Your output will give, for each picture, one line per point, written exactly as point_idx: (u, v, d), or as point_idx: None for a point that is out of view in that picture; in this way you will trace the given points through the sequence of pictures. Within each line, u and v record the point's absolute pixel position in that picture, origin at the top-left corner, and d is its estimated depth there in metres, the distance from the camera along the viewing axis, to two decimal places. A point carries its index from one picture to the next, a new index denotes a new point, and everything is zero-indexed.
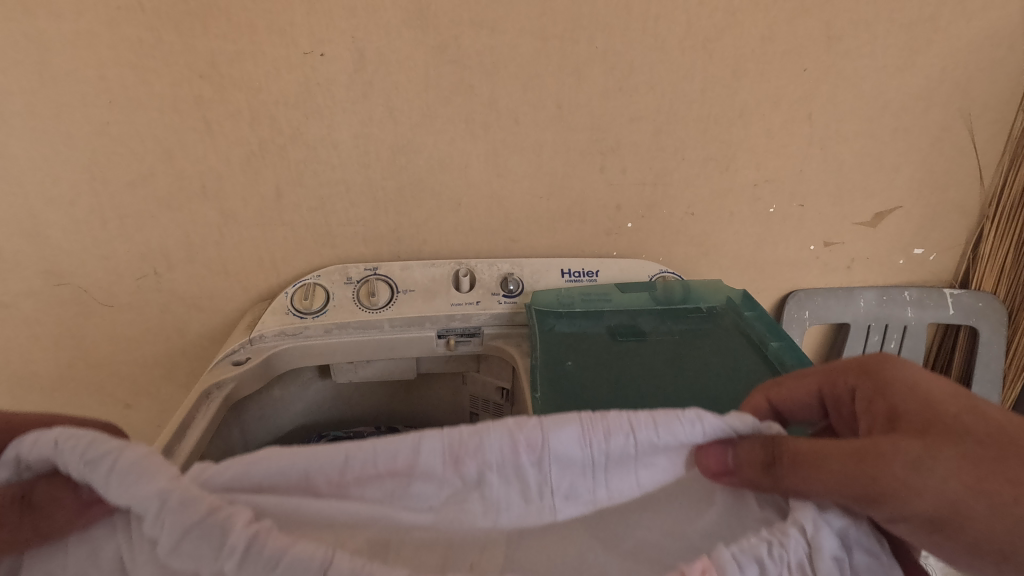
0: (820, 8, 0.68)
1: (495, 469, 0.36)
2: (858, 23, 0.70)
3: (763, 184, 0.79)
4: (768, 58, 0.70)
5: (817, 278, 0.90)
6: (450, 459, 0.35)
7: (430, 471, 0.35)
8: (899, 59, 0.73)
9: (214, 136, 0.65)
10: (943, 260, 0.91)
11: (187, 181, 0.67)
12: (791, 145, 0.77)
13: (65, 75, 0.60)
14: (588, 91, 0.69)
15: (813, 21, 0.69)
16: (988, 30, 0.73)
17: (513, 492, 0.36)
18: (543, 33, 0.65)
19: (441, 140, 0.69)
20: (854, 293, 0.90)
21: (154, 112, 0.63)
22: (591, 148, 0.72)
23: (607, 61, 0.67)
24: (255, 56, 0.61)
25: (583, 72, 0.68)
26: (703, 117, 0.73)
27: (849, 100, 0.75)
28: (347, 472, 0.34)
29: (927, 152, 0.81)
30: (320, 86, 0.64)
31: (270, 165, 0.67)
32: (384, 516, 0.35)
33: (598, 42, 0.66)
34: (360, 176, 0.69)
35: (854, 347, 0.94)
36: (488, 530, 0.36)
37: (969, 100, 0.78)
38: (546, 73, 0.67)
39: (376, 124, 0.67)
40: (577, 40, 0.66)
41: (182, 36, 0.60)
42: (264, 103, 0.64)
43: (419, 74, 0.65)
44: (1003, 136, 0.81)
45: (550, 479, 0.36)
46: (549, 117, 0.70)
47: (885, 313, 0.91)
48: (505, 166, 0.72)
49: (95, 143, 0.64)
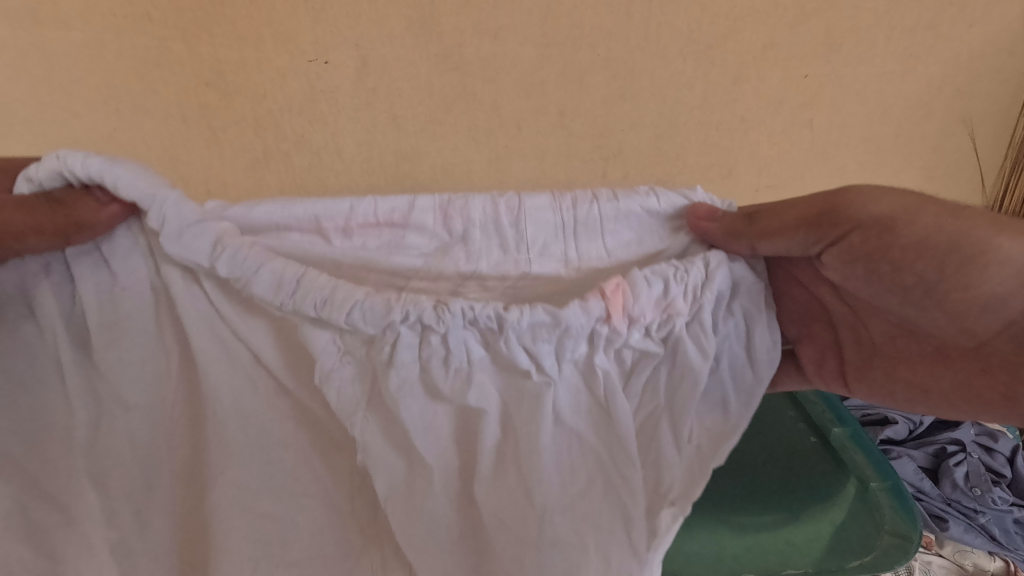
0: (820, 15, 0.68)
1: (479, 226, 0.43)
2: (859, 30, 0.70)
3: (765, 191, 0.79)
4: (768, 65, 0.70)
5: None
6: (514, 223, 0.44)
7: (462, 237, 0.43)
8: (900, 66, 0.74)
9: (219, 143, 0.65)
10: None
11: (192, 187, 0.67)
12: (792, 151, 0.77)
13: (72, 83, 0.61)
14: (590, 98, 0.69)
15: (813, 28, 0.69)
16: (989, 36, 0.74)
17: (534, 251, 0.44)
18: (545, 40, 0.65)
19: (444, 146, 0.69)
20: None
21: (160, 119, 0.63)
22: (593, 155, 0.73)
23: (609, 68, 0.68)
24: (259, 63, 0.62)
25: (585, 79, 0.68)
26: (704, 124, 0.73)
27: (850, 106, 0.75)
28: (353, 210, 0.42)
29: (928, 158, 0.81)
30: (325, 94, 0.64)
31: (275, 172, 0.68)
32: (380, 259, 0.43)
33: (600, 49, 0.66)
34: (363, 182, 0.70)
35: None
36: (468, 274, 0.43)
37: (969, 107, 0.78)
38: (549, 80, 0.67)
39: (379, 130, 0.67)
40: (579, 47, 0.66)
41: (188, 44, 0.60)
42: (269, 110, 0.64)
43: (423, 80, 0.65)
44: (1004, 143, 0.82)
45: (525, 235, 0.44)
46: (551, 123, 0.70)
47: None
48: (508, 173, 0.72)
49: (102, 149, 0.64)
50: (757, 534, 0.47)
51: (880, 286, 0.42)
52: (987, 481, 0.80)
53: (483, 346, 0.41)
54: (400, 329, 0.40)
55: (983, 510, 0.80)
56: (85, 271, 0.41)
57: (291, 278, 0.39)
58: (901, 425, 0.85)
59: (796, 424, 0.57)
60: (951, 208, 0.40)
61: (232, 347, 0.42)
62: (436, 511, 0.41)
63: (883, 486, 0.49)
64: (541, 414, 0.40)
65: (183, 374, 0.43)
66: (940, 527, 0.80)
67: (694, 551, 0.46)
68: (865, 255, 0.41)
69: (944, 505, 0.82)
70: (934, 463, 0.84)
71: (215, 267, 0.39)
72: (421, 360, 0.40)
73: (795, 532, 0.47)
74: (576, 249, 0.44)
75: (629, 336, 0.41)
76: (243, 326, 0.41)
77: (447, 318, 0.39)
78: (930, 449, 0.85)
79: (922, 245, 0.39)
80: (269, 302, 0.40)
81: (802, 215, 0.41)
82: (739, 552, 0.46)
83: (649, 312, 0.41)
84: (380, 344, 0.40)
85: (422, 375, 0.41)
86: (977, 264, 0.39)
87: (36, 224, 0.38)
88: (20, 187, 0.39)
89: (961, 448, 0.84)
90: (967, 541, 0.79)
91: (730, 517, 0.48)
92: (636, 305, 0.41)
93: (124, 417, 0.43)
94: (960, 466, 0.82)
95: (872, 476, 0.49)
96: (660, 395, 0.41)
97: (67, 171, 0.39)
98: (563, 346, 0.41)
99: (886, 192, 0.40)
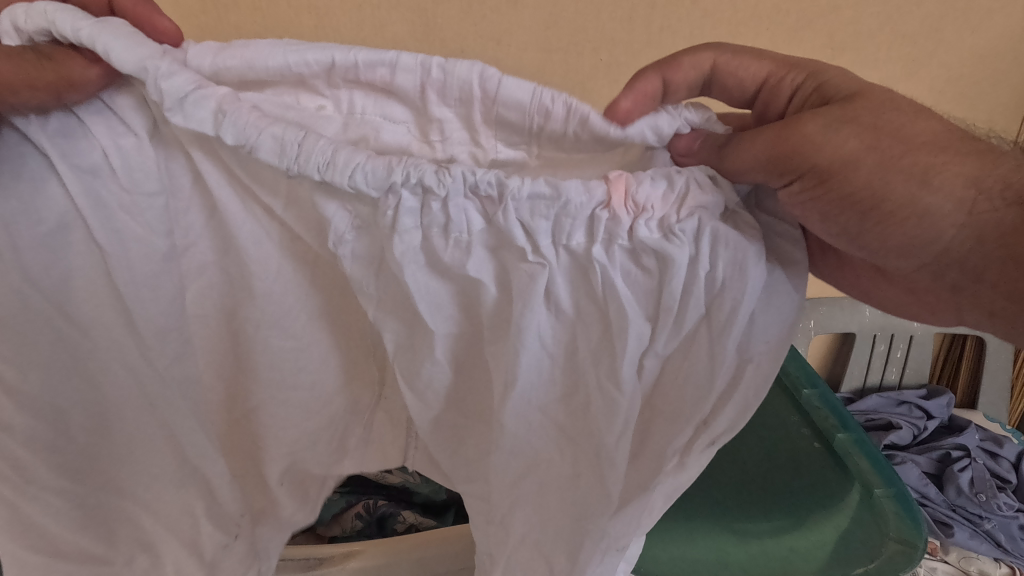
0: (824, 20, 0.68)
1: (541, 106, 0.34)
2: (862, 36, 0.70)
3: None
4: None
5: (821, 287, 0.90)
6: (489, 117, 0.35)
7: (443, 121, 0.35)
8: (902, 72, 0.74)
9: None
10: None
11: None
12: None
13: None
14: (593, 102, 0.70)
15: (816, 33, 0.69)
16: (992, 41, 0.74)
17: (499, 135, 0.35)
18: (548, 45, 0.65)
19: None
20: (859, 303, 0.90)
21: None
22: None
23: (610, 72, 0.68)
24: None
25: (587, 84, 0.68)
26: None
27: None
28: (338, 60, 0.32)
29: None
30: None
31: None
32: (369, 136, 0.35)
33: (602, 54, 0.66)
34: None
35: (860, 357, 0.93)
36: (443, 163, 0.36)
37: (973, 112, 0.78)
38: (551, 85, 0.68)
39: None
40: (582, 52, 0.66)
41: None
42: None
43: None
44: None
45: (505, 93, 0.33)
46: None
47: (891, 323, 0.91)
48: None
49: None
50: (761, 541, 0.47)
51: (826, 229, 0.33)
52: (992, 487, 0.80)
53: (485, 217, 0.32)
54: (403, 192, 0.31)
55: (988, 516, 0.80)
56: (95, 127, 0.32)
57: (292, 139, 0.30)
58: (905, 431, 0.87)
59: (799, 429, 0.56)
60: (907, 156, 0.31)
61: (236, 217, 0.34)
62: (437, 385, 0.37)
63: (887, 492, 0.47)
64: (529, 300, 0.33)
65: (206, 271, 0.36)
66: (945, 533, 0.79)
67: (698, 559, 0.46)
68: (815, 200, 0.32)
69: (950, 511, 0.81)
70: (939, 468, 0.84)
71: (221, 138, 0.30)
72: (424, 227, 0.32)
73: (801, 540, 0.47)
74: (544, 140, 0.35)
75: (637, 233, 0.32)
76: (256, 186, 0.33)
77: (449, 182, 0.31)
78: (935, 454, 0.85)
79: (869, 196, 0.31)
80: (274, 164, 0.30)
81: (756, 158, 0.32)
82: (744, 560, 0.46)
83: (658, 203, 0.33)
84: (387, 204, 0.31)
85: (425, 243, 0.33)
86: (929, 215, 0.31)
87: (24, 78, 0.29)
88: (6, 35, 0.30)
89: (966, 453, 0.84)
90: (973, 547, 0.78)
91: (735, 525, 0.48)
92: (640, 191, 0.32)
93: (139, 326, 0.35)
94: (965, 472, 0.81)
95: (875, 482, 0.48)
96: (696, 287, 0.33)
97: (55, 27, 0.29)
98: (561, 228, 0.32)
99: (852, 132, 0.31)
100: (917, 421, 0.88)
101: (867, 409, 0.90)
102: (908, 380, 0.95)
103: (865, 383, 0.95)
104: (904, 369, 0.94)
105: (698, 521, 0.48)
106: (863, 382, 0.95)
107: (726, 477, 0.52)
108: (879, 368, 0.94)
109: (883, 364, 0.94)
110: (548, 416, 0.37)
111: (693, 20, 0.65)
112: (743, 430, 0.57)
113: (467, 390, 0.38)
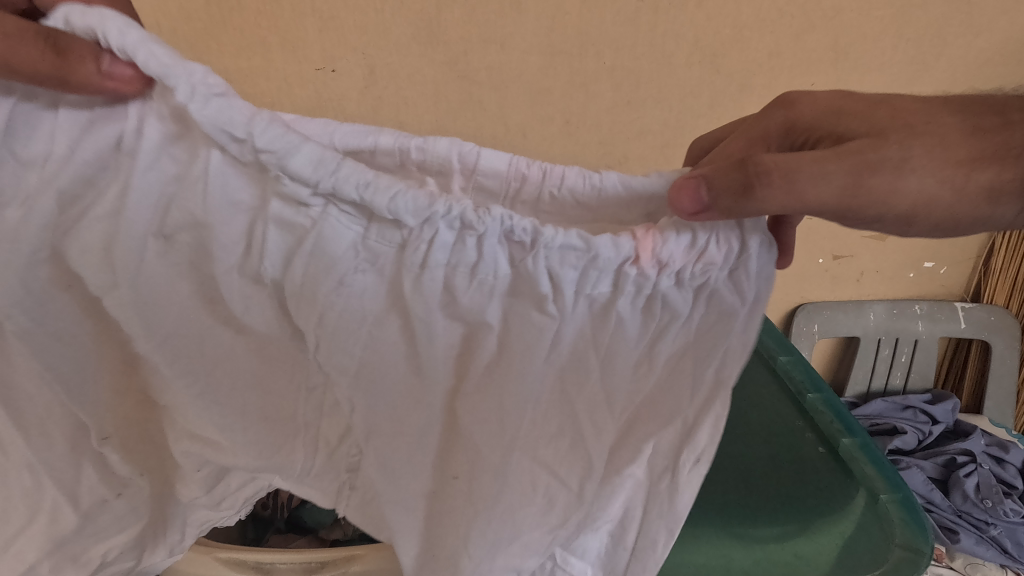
0: (828, 23, 0.68)
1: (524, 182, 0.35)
2: (867, 39, 0.70)
3: None
4: (775, 72, 0.71)
5: (825, 290, 0.91)
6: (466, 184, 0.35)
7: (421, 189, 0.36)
8: (905, 75, 0.74)
9: None
10: (953, 273, 0.92)
11: None
12: None
13: None
14: (596, 105, 0.70)
15: (820, 35, 0.69)
16: (997, 44, 0.73)
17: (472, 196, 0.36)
18: (552, 48, 0.65)
19: None
20: (863, 307, 0.90)
21: None
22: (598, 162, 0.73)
23: (614, 75, 0.68)
24: (268, 70, 0.63)
25: (590, 86, 0.68)
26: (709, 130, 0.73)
27: None
28: (338, 144, 0.34)
29: None
30: (332, 101, 0.65)
31: None
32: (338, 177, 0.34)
33: (606, 57, 0.66)
34: None
35: (865, 361, 0.93)
36: None
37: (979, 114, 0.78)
38: (555, 87, 0.68)
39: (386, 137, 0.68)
40: (585, 55, 0.66)
41: (197, 53, 0.61)
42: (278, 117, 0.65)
43: (430, 88, 0.66)
44: None
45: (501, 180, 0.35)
46: (557, 130, 0.71)
47: (896, 327, 0.91)
48: None
49: None
50: (764, 546, 0.46)
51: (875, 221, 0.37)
52: (998, 492, 0.80)
53: (514, 268, 0.28)
54: (441, 225, 0.27)
55: (995, 522, 0.79)
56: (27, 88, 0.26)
57: (331, 154, 0.26)
58: (910, 436, 0.86)
59: (804, 434, 0.56)
60: (959, 173, 0.33)
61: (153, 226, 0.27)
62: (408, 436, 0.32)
63: (892, 498, 0.48)
64: (542, 352, 0.29)
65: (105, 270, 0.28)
66: (951, 540, 0.79)
67: (700, 563, 0.45)
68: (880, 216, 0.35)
69: (955, 517, 0.80)
70: (944, 474, 0.83)
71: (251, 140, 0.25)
72: (451, 266, 0.28)
73: (805, 546, 0.46)
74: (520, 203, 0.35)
75: (660, 286, 0.29)
76: (216, 207, 0.26)
77: (488, 221, 0.27)
78: (941, 459, 0.84)
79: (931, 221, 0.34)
80: (299, 212, 0.27)
81: (827, 202, 0.30)
82: (747, 565, 0.45)
83: (677, 260, 0.28)
84: (414, 250, 0.27)
85: (446, 287, 0.28)
86: (986, 219, 0.34)
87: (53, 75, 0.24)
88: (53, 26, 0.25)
89: (972, 458, 0.83)
90: (979, 554, 0.78)
91: (738, 529, 0.47)
92: (665, 251, 0.28)
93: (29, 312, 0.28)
94: (971, 477, 0.81)
95: (881, 488, 0.49)
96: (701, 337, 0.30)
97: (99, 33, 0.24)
98: (586, 279, 0.28)
99: (922, 172, 0.32)
100: (922, 426, 0.87)
101: (873, 414, 0.90)
102: (913, 385, 0.95)
103: (870, 387, 0.95)
104: (909, 374, 0.94)
105: (701, 526, 0.47)
106: (867, 386, 0.95)
107: (731, 481, 0.51)
108: (884, 372, 0.93)
109: (888, 369, 0.93)
110: (552, 452, 0.33)
111: (700, 25, 0.65)
112: (747, 434, 0.56)
113: (457, 452, 0.32)
